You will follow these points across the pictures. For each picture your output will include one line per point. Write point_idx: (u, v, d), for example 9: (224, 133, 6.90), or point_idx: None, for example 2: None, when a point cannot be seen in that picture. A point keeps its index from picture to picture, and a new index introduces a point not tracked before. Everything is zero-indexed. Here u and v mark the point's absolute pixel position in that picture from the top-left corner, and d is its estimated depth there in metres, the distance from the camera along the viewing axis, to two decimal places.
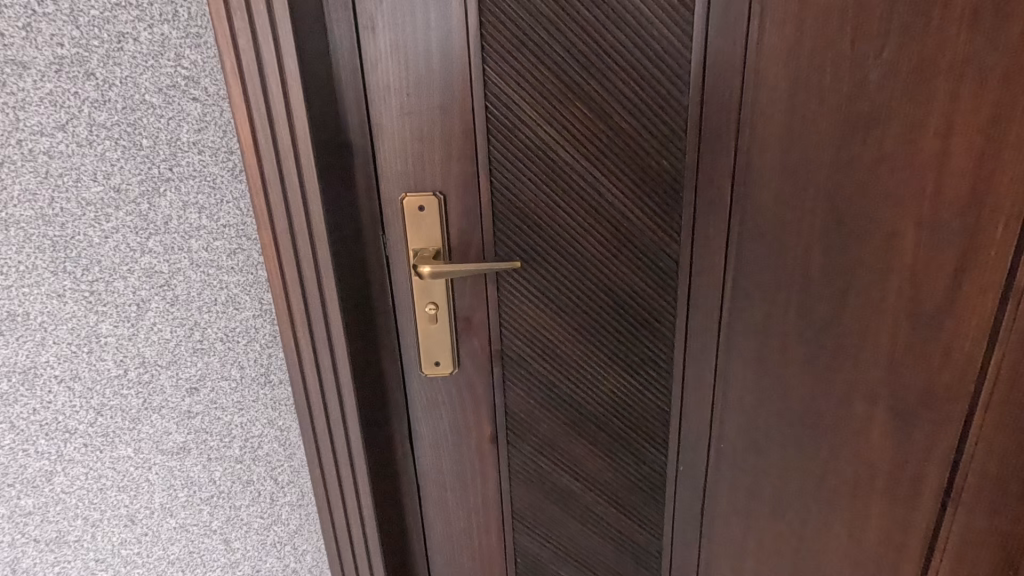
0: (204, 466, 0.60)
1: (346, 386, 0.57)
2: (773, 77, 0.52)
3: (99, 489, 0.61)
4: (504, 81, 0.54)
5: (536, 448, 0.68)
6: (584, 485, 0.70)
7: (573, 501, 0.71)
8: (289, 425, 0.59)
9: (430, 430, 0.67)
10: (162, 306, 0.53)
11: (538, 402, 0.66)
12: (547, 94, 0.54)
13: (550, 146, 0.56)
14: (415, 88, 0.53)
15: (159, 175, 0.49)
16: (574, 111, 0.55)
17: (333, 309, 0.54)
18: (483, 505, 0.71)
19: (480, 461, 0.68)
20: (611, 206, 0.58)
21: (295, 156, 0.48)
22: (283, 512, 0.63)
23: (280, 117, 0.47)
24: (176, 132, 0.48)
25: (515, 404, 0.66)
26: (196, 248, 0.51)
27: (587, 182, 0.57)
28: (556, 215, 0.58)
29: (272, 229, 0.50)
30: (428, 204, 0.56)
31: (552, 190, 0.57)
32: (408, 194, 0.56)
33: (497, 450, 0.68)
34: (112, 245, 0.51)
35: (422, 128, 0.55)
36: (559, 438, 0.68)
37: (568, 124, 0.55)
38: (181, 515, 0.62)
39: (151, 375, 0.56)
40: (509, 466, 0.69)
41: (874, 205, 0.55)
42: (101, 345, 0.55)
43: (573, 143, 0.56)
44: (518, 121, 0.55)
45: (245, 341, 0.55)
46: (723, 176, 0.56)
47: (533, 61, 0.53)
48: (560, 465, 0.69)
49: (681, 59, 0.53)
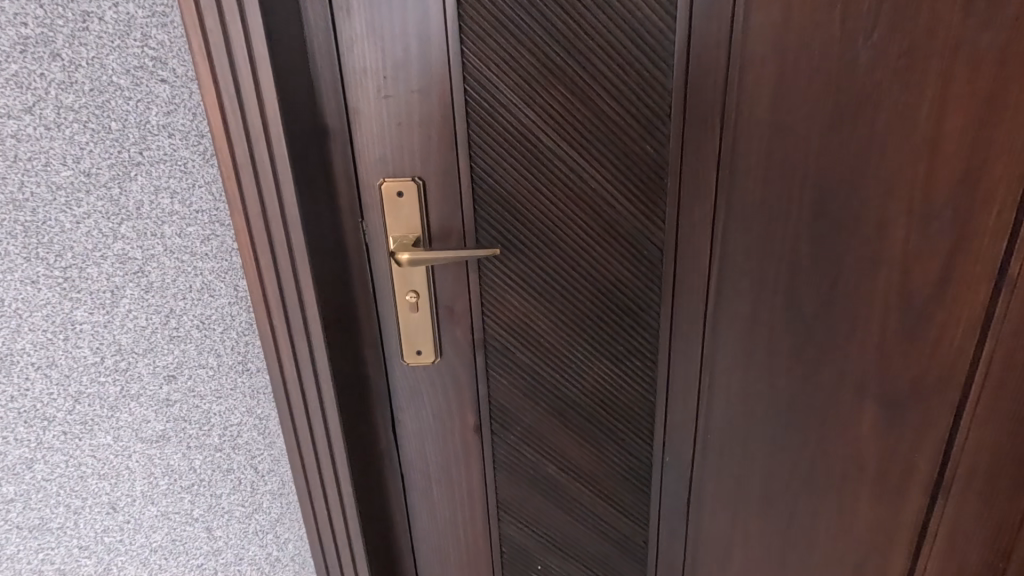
0: (184, 454, 0.59)
1: (325, 375, 0.56)
2: (760, 59, 0.51)
3: (81, 477, 0.61)
4: (483, 63, 0.52)
5: (521, 438, 0.68)
6: (569, 474, 0.70)
7: (558, 491, 0.71)
8: (268, 414, 0.59)
9: (413, 419, 0.66)
10: (137, 293, 0.53)
11: (522, 392, 0.65)
12: (529, 77, 0.53)
13: (532, 131, 0.55)
14: (391, 70, 0.52)
15: (130, 159, 0.48)
16: (555, 94, 0.54)
17: (310, 297, 0.53)
18: (468, 495, 0.71)
19: (464, 450, 0.68)
20: (593, 192, 0.57)
21: (267, 140, 0.48)
22: (265, 500, 0.62)
23: (250, 99, 0.46)
24: (145, 115, 0.47)
25: (499, 393, 0.65)
26: (170, 234, 0.51)
27: (570, 168, 0.56)
28: (538, 202, 0.57)
29: (246, 214, 0.49)
30: (408, 190, 0.55)
31: (534, 176, 0.56)
32: (387, 180, 0.55)
33: (480, 439, 0.68)
34: (84, 231, 0.50)
35: (399, 111, 0.53)
36: (543, 428, 0.67)
37: (549, 108, 0.54)
38: (162, 503, 0.62)
39: (128, 363, 0.55)
40: (493, 456, 0.69)
41: (864, 192, 0.54)
42: (76, 333, 0.54)
43: (555, 127, 0.54)
44: (498, 105, 0.54)
45: (221, 328, 0.55)
46: (709, 162, 0.55)
47: (512, 42, 0.52)
48: (545, 455, 0.69)
49: (665, 39, 0.52)
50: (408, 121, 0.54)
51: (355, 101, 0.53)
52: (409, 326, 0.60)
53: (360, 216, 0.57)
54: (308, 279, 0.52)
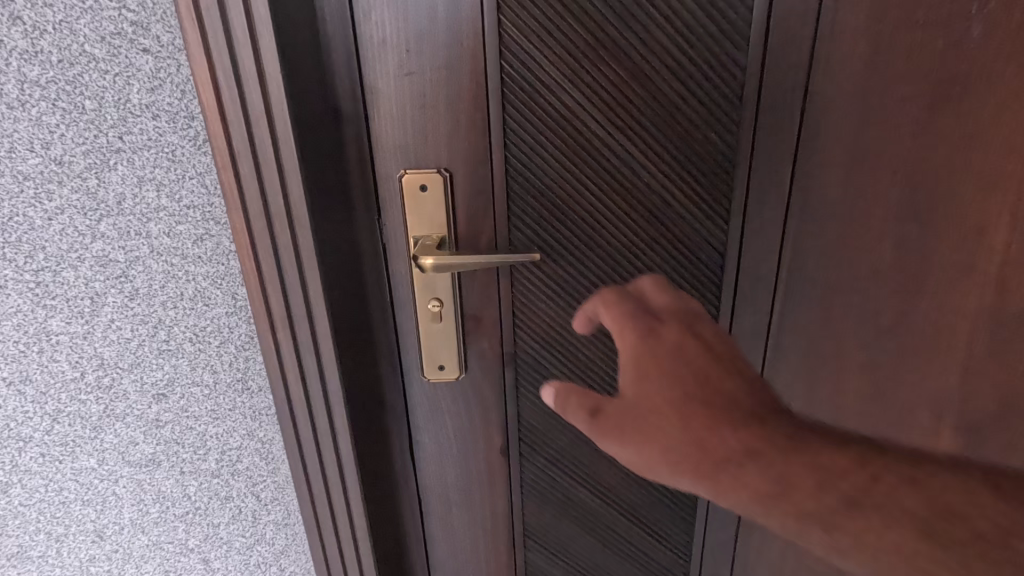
0: (177, 480, 0.53)
1: (336, 396, 0.49)
2: (852, 32, 0.43)
3: (63, 503, 0.54)
4: (524, 36, 0.44)
5: (552, 462, 0.61)
6: (604, 500, 0.63)
7: (591, 519, 0.64)
8: (271, 437, 0.52)
9: (433, 441, 0.59)
10: (120, 300, 0.46)
11: (555, 410, 0.58)
12: (577, 52, 0.45)
13: (578, 117, 0.47)
14: (415, 44, 0.44)
15: (108, 145, 0.41)
16: (607, 71, 0.46)
17: (319, 307, 0.46)
18: (491, 522, 0.64)
19: (489, 475, 0.61)
20: (647, 187, 0.49)
21: (269, 123, 0.40)
22: (267, 531, 0.56)
23: (248, 74, 0.39)
24: (125, 92, 0.39)
25: (529, 413, 0.58)
26: (157, 233, 0.43)
27: (622, 160, 0.48)
28: (583, 199, 0.49)
29: (244, 211, 0.42)
30: (433, 183, 0.48)
31: (579, 167, 0.48)
32: (408, 171, 0.48)
33: (507, 462, 0.60)
34: (57, 229, 0.43)
35: (424, 92, 0.46)
36: (577, 450, 0.60)
37: (600, 87, 0.46)
38: (154, 532, 0.55)
39: (112, 379, 0.48)
40: (521, 481, 0.61)
41: (962, 197, 0.45)
42: (53, 345, 0.47)
43: (606, 112, 0.47)
44: (540, 86, 0.46)
45: (218, 342, 0.47)
46: (784, 153, 0.47)
47: (559, 8, 0.44)
48: (579, 480, 0.62)
49: (742, 5, 0.44)
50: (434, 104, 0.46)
51: (373, 79, 0.45)
52: (431, 338, 0.53)
53: (376, 213, 0.49)
54: (317, 288, 0.45)
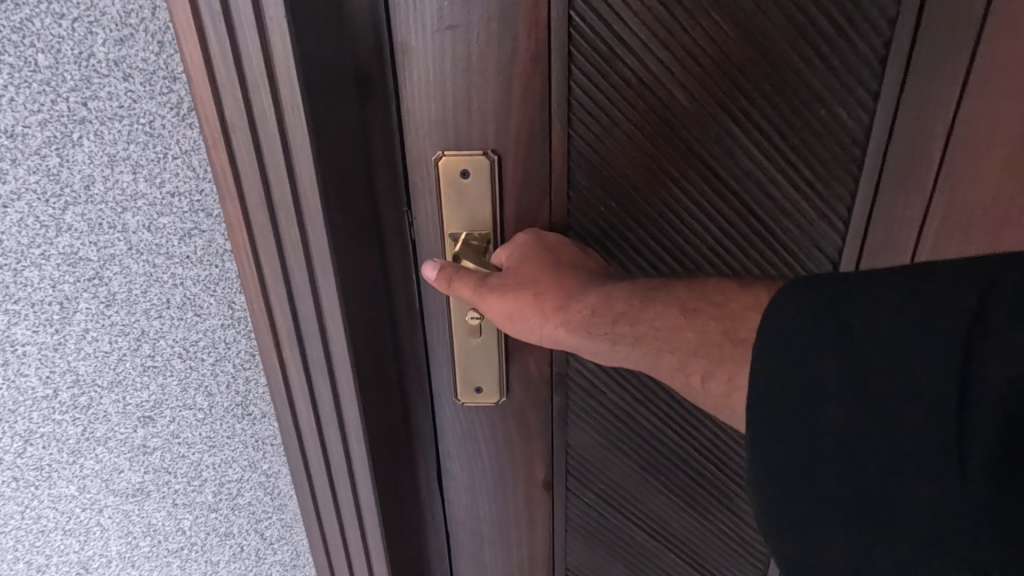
0: (170, 513, 0.45)
1: (354, 427, 0.41)
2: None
3: (40, 532, 0.47)
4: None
5: (604, 498, 0.52)
6: (661, 542, 0.54)
7: (645, 562, 0.55)
8: (278, 469, 0.44)
9: (465, 472, 0.50)
10: (95, 307, 0.37)
11: (610, 441, 0.49)
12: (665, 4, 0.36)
13: (659, 86, 0.38)
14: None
15: (70, 113, 0.32)
16: (707, 31, 0.37)
17: (334, 323, 0.37)
18: (528, 561, 0.56)
19: (528, 511, 0.53)
20: (747, 174, 0.41)
21: (272, 89, 0.31)
22: (273, 571, 0.48)
23: (245, 21, 0.29)
24: (87, 44, 0.30)
25: (580, 443, 0.49)
26: (135, 227, 0.35)
27: (708, 140, 0.40)
28: (657, 188, 0.41)
29: (242, 201, 0.33)
30: (476, 168, 0.39)
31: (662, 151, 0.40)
32: (448, 152, 0.39)
33: (550, 497, 0.52)
34: (13, 219, 0.34)
35: (469, 54, 0.37)
36: (633, 485, 0.51)
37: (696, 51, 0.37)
38: (145, 566, 0.48)
39: (90, 398, 0.41)
40: (566, 517, 0.53)
41: None
42: (19, 357, 0.39)
43: (693, 81, 0.38)
44: (616, 46, 0.37)
45: (213, 359, 0.39)
46: (931, 137, 0.40)
47: None
48: (634, 519, 0.53)
49: None
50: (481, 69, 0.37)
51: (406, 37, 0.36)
52: (468, 355, 0.44)
53: (406, 205, 0.41)
54: (333, 299, 0.36)
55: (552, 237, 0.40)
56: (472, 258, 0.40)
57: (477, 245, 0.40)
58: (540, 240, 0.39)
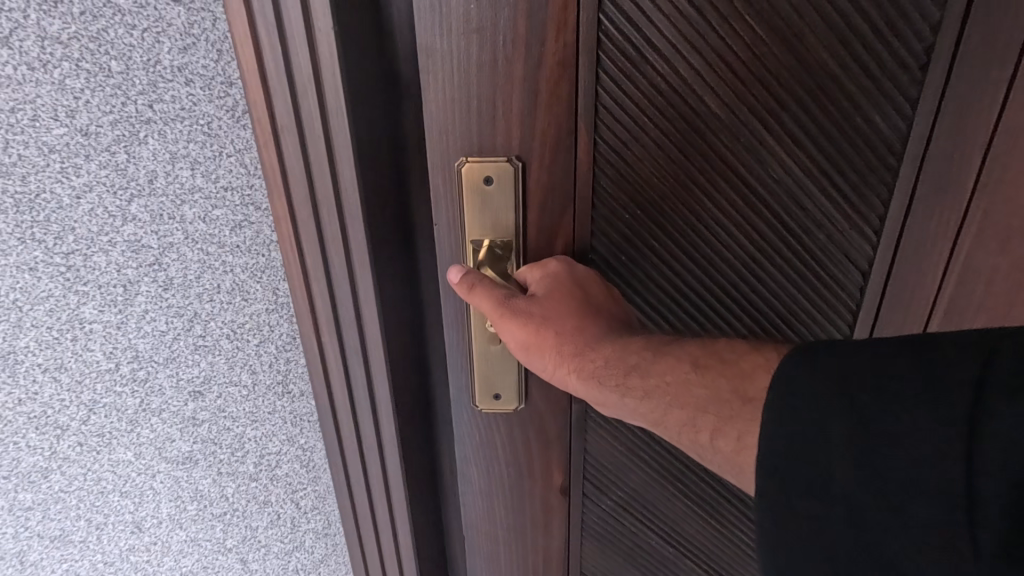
0: (214, 480, 0.49)
1: (385, 407, 0.44)
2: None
3: (100, 492, 0.52)
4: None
5: (618, 502, 0.55)
6: (674, 543, 0.57)
7: (654, 564, 0.59)
8: (313, 444, 0.47)
9: (482, 468, 0.52)
10: (154, 290, 0.41)
11: (626, 449, 0.52)
12: (692, 11, 0.38)
13: (687, 100, 0.40)
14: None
15: (137, 114, 0.35)
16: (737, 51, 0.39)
17: (369, 309, 0.40)
18: (544, 561, 0.58)
19: (544, 513, 0.54)
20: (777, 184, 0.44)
21: (318, 93, 0.34)
22: (307, 538, 0.52)
23: (295, 31, 0.32)
24: (154, 52, 0.33)
25: (597, 450, 0.52)
26: (191, 217, 0.38)
27: (732, 135, 0.42)
28: (682, 188, 0.43)
29: (288, 195, 0.36)
30: (498, 173, 0.41)
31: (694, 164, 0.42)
32: (470, 160, 0.41)
33: (568, 504, 0.54)
34: (85, 209, 0.38)
35: (495, 59, 0.38)
36: (648, 490, 0.54)
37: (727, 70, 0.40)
38: (191, 528, 0.52)
39: (147, 373, 0.45)
40: (583, 525, 0.56)
41: None
42: (86, 333, 0.44)
43: (722, 95, 0.40)
44: (645, 61, 0.39)
45: (257, 340, 0.42)
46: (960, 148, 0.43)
47: None
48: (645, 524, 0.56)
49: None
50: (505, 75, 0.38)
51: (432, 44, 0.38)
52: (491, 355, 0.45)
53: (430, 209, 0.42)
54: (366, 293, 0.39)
55: (584, 272, 0.42)
56: (494, 267, 0.42)
57: (499, 251, 0.43)
58: (571, 274, 0.41)
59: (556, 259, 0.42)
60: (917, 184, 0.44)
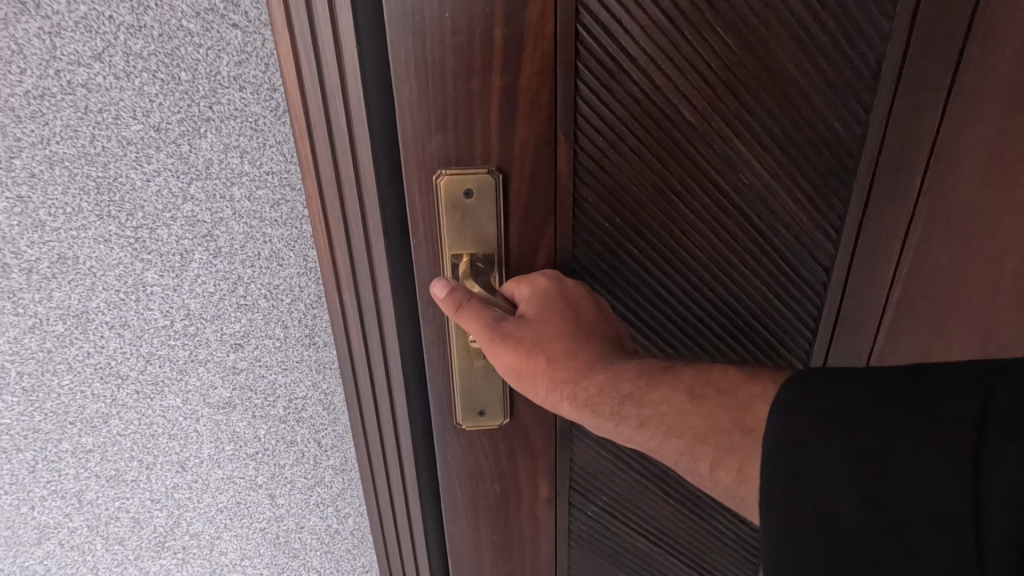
0: (249, 422, 0.58)
1: (394, 356, 0.53)
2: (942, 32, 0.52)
3: (152, 435, 0.61)
4: (607, 23, 0.46)
5: (600, 507, 0.66)
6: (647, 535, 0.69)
7: (627, 555, 0.69)
8: (334, 389, 0.56)
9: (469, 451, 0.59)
10: (205, 257, 0.50)
11: (606, 460, 0.62)
12: (653, 56, 0.47)
13: (654, 129, 0.50)
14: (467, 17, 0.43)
15: (199, 114, 0.44)
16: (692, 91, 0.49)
17: (382, 269, 0.49)
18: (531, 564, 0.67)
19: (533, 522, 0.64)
20: (743, 198, 0.55)
21: (343, 95, 0.43)
22: (326, 474, 0.61)
23: (326, 46, 0.41)
24: (216, 65, 0.43)
25: (583, 460, 0.62)
26: (239, 197, 0.47)
27: (697, 138, 0.51)
28: (657, 201, 0.52)
29: (318, 177, 0.45)
30: (474, 185, 0.48)
31: (667, 185, 0.52)
32: (446, 173, 0.47)
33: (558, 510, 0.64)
34: (154, 190, 0.48)
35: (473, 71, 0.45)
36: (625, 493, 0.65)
37: (687, 104, 0.50)
38: (228, 466, 0.62)
39: (197, 328, 0.54)
40: (568, 529, 0.66)
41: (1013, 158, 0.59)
42: (147, 295, 0.53)
43: (686, 123, 0.50)
44: (614, 100, 0.48)
45: (289, 299, 0.51)
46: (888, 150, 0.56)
47: (642, 27, 0.46)
48: (619, 518, 0.67)
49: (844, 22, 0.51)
50: (485, 87, 0.45)
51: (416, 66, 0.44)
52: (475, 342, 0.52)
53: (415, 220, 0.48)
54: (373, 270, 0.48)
55: (567, 283, 0.50)
56: (476, 281, 0.50)
57: (480, 264, 0.50)
58: (556, 286, 0.49)
59: (542, 275, 0.50)
60: (872, 183, 0.57)
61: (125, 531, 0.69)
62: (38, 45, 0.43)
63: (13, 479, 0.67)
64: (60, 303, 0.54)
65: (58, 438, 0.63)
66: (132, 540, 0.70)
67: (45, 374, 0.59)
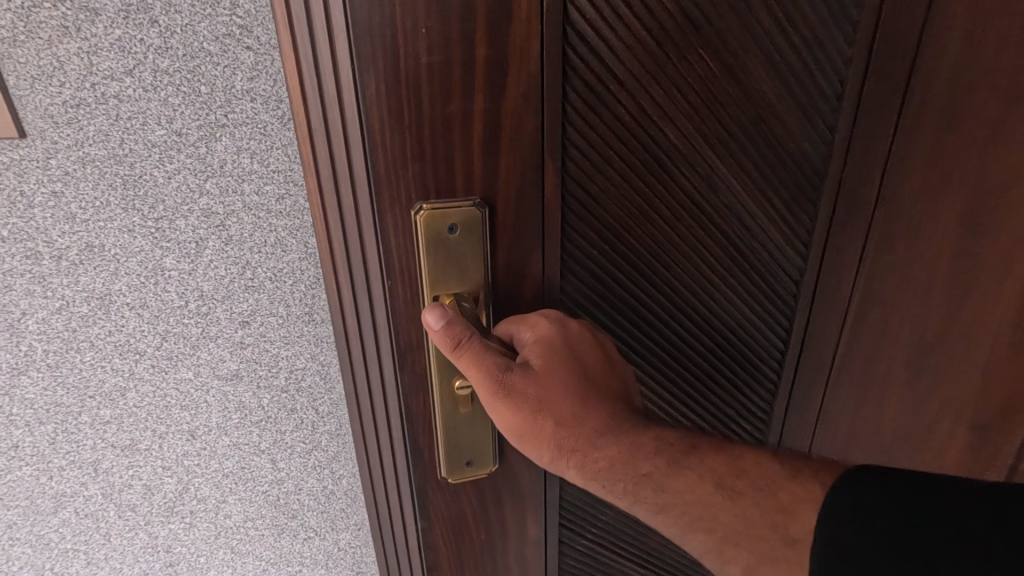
0: (254, 393, 0.66)
1: (382, 333, 0.60)
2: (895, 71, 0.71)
3: (165, 406, 0.68)
4: (602, 64, 0.57)
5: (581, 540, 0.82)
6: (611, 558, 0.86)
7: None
8: (330, 360, 0.64)
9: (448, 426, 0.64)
10: (218, 244, 0.58)
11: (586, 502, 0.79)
12: (659, 92, 0.60)
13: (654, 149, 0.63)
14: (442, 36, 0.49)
15: (216, 121, 0.52)
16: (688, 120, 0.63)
17: (372, 257, 0.56)
18: None
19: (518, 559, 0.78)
20: (720, 206, 0.69)
21: (340, 107, 0.50)
22: (323, 439, 0.69)
23: (326, 66, 0.48)
24: (231, 80, 0.50)
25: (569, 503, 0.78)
26: (249, 192, 0.55)
27: (678, 155, 0.64)
28: (649, 209, 0.64)
29: (318, 176, 0.52)
30: (454, 218, 0.55)
31: (661, 197, 0.65)
32: (427, 206, 0.54)
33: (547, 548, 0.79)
34: (174, 186, 0.55)
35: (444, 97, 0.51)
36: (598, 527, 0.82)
37: (680, 132, 0.63)
38: (234, 434, 0.69)
39: (209, 308, 0.61)
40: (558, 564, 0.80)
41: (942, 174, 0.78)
42: (165, 278, 0.60)
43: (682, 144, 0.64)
44: (624, 126, 0.60)
45: (292, 281, 0.59)
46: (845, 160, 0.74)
47: (642, 69, 0.59)
48: (595, 545, 0.83)
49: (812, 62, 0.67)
50: (465, 111, 0.52)
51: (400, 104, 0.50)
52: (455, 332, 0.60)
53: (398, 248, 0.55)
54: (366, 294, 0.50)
55: (557, 322, 0.57)
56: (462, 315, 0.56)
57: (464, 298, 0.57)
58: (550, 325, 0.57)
59: (538, 315, 0.57)
60: (840, 180, 0.75)
61: (137, 497, 0.76)
62: (78, 62, 0.51)
63: (34, 450, 0.74)
64: (86, 287, 0.62)
65: (77, 411, 0.70)
66: (143, 505, 0.77)
67: (69, 351, 0.66)
